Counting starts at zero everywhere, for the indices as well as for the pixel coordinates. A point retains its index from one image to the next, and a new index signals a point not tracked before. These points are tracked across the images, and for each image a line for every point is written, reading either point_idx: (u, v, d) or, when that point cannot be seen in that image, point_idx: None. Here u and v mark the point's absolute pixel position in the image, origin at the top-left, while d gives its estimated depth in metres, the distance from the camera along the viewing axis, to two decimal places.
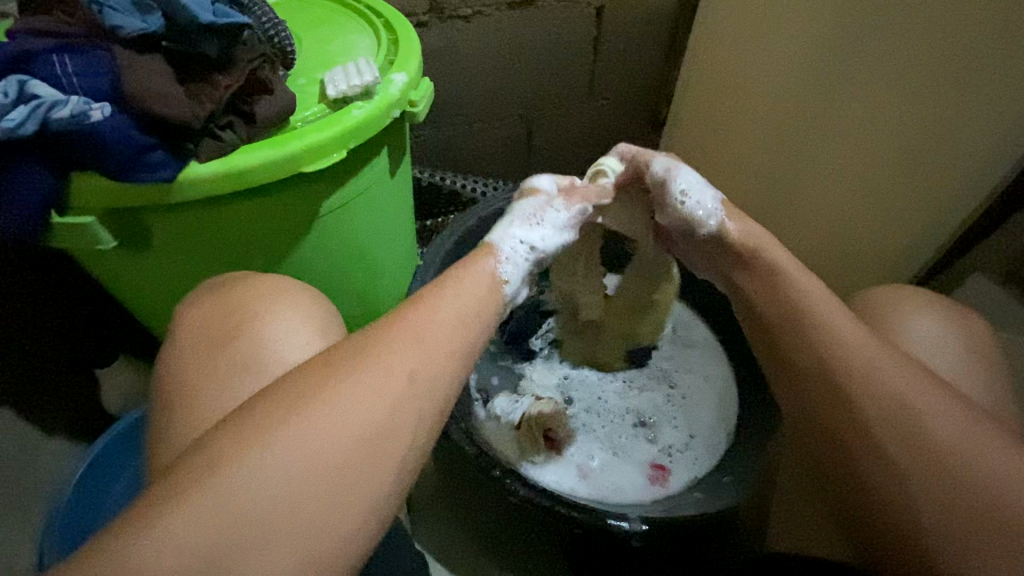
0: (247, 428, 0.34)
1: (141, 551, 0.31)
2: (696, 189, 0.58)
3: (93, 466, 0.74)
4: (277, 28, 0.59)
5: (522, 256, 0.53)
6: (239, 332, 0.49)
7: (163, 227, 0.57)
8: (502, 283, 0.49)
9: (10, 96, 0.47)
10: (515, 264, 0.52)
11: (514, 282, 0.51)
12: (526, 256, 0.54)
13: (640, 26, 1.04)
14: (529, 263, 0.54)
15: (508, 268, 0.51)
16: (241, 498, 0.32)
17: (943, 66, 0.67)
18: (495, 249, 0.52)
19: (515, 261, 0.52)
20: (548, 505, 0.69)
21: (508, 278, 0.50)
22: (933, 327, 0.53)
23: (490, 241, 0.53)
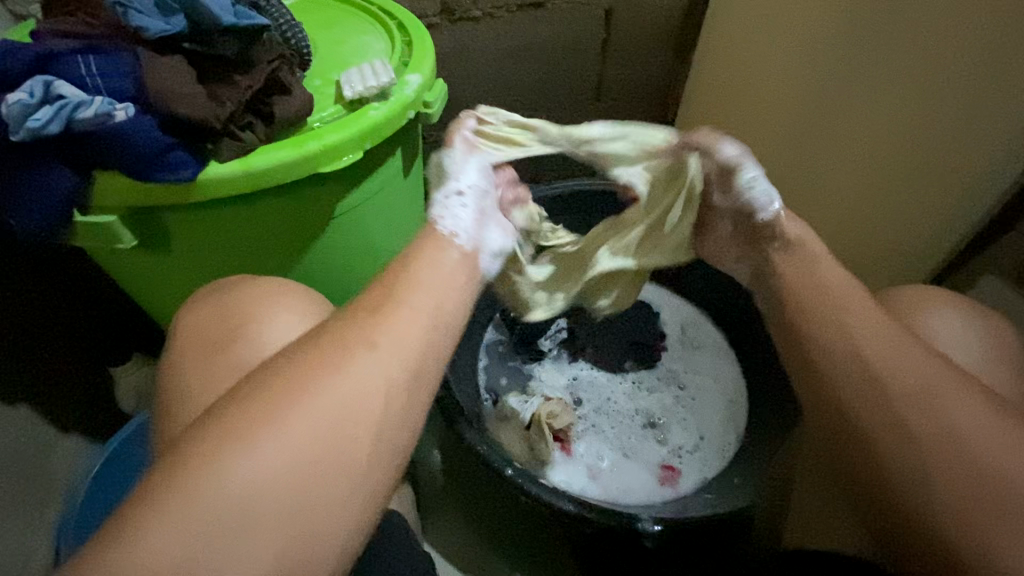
0: (270, 423, 0.35)
1: (169, 543, 0.31)
2: (769, 179, 0.53)
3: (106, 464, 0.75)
4: (294, 29, 0.60)
5: (466, 210, 0.48)
6: (255, 330, 0.50)
7: (181, 226, 0.57)
8: (449, 236, 0.45)
9: (35, 96, 0.47)
10: (459, 218, 0.47)
11: (465, 234, 0.46)
12: (470, 209, 0.48)
13: (649, 27, 1.04)
14: (476, 214, 0.48)
15: (451, 224, 0.46)
16: (266, 492, 0.33)
17: (953, 66, 0.67)
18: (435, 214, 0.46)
19: (458, 215, 0.47)
20: (559, 505, 0.69)
21: (454, 231, 0.45)
22: (950, 329, 0.52)
23: (430, 213, 0.47)
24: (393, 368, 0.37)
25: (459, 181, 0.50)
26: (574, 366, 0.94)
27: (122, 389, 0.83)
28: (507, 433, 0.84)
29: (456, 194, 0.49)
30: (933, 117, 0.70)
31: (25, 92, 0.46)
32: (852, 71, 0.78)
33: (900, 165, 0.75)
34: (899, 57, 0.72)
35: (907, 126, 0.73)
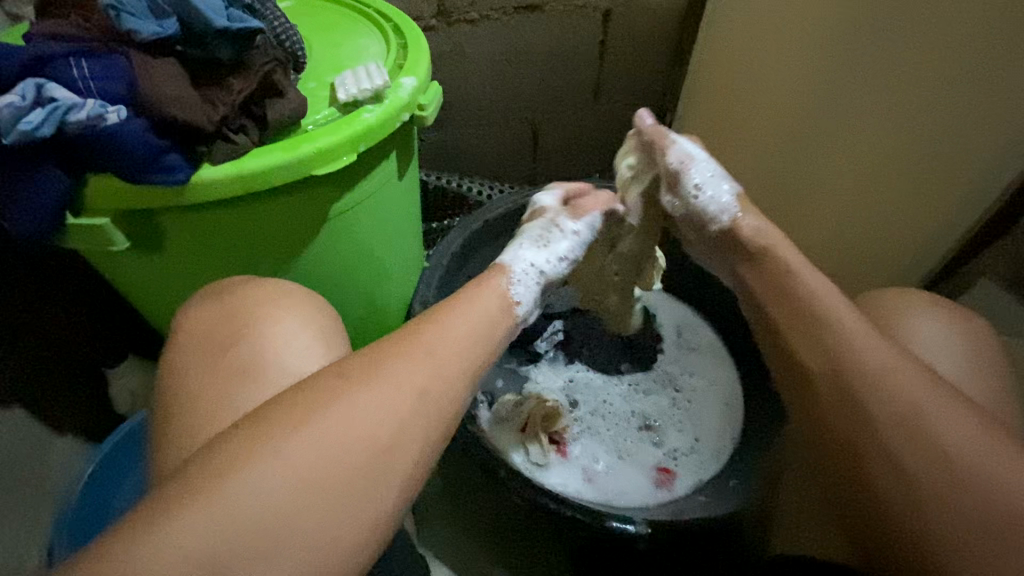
0: None
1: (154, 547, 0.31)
2: (710, 183, 0.62)
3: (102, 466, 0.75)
4: (288, 32, 0.60)
5: (533, 279, 0.57)
6: (251, 334, 0.50)
7: (176, 229, 0.57)
8: (513, 304, 0.52)
9: (27, 99, 0.47)
10: (526, 286, 0.56)
11: (524, 303, 0.54)
12: (537, 279, 0.58)
13: (647, 30, 1.04)
14: (540, 285, 0.58)
15: (520, 289, 0.54)
16: None
17: (949, 72, 0.67)
18: (507, 270, 0.56)
19: (526, 282, 0.56)
20: (555, 509, 0.69)
21: (519, 299, 0.53)
22: (935, 336, 0.53)
23: (502, 262, 0.58)
24: None
25: (548, 256, 0.61)
26: (570, 369, 0.94)
27: (116, 391, 0.85)
28: (504, 436, 0.84)
29: (535, 269, 0.59)
30: (929, 123, 0.71)
31: (17, 95, 0.47)
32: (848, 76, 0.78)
33: (895, 170, 0.75)
34: (895, 63, 0.72)
35: (903, 131, 0.73)
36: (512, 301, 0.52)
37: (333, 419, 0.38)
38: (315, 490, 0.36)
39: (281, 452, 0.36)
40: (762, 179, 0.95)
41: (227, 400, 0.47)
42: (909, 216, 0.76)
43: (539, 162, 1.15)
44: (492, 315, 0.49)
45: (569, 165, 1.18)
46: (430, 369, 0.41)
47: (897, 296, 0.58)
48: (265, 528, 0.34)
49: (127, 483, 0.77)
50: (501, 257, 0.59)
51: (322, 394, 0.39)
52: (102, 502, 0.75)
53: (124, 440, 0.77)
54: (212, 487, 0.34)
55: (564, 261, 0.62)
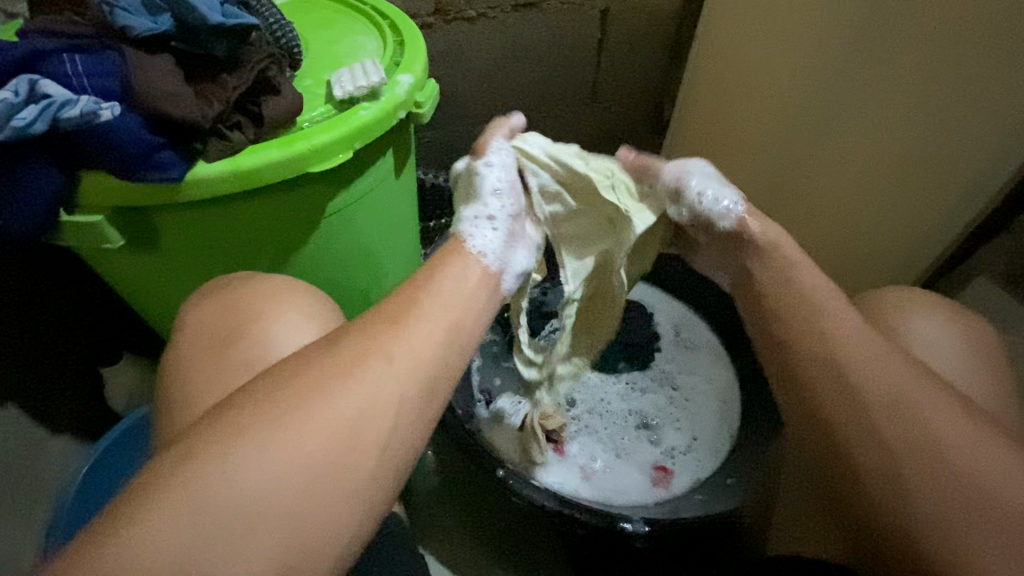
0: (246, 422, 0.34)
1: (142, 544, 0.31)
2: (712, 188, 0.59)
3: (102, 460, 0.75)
4: (284, 29, 0.60)
5: (491, 229, 0.52)
6: (247, 331, 0.50)
7: (171, 226, 0.57)
8: (477, 257, 0.48)
9: (21, 95, 0.47)
10: (485, 237, 0.51)
11: (491, 253, 0.49)
12: (496, 229, 0.53)
13: (643, 29, 1.04)
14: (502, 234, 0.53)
15: (479, 243, 0.50)
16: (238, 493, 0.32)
17: (945, 70, 0.67)
18: (462, 232, 0.51)
19: (484, 236, 0.51)
20: (552, 507, 0.69)
21: (482, 250, 0.49)
22: (933, 333, 0.53)
23: (456, 228, 0.52)
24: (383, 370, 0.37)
25: (487, 204, 0.55)
26: None
27: (111, 389, 0.83)
28: (501, 435, 0.84)
29: (486, 218, 0.53)
30: (925, 121, 0.71)
31: (9, 91, 0.46)
32: (846, 73, 0.78)
33: (892, 167, 0.75)
34: (891, 60, 0.72)
35: (900, 129, 0.73)
36: (472, 253, 0.48)
37: (328, 415, 0.37)
38: (310, 486, 0.35)
39: (276, 447, 0.35)
40: (760, 177, 0.95)
41: (222, 395, 0.46)
42: (906, 214, 0.76)
43: None
44: None
45: None
46: (423, 364, 0.41)
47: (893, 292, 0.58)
48: (260, 523, 0.33)
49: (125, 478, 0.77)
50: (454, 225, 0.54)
51: (319, 390, 0.38)
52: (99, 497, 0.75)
53: (124, 435, 0.77)
54: (205, 483, 0.34)
55: (502, 195, 0.57)
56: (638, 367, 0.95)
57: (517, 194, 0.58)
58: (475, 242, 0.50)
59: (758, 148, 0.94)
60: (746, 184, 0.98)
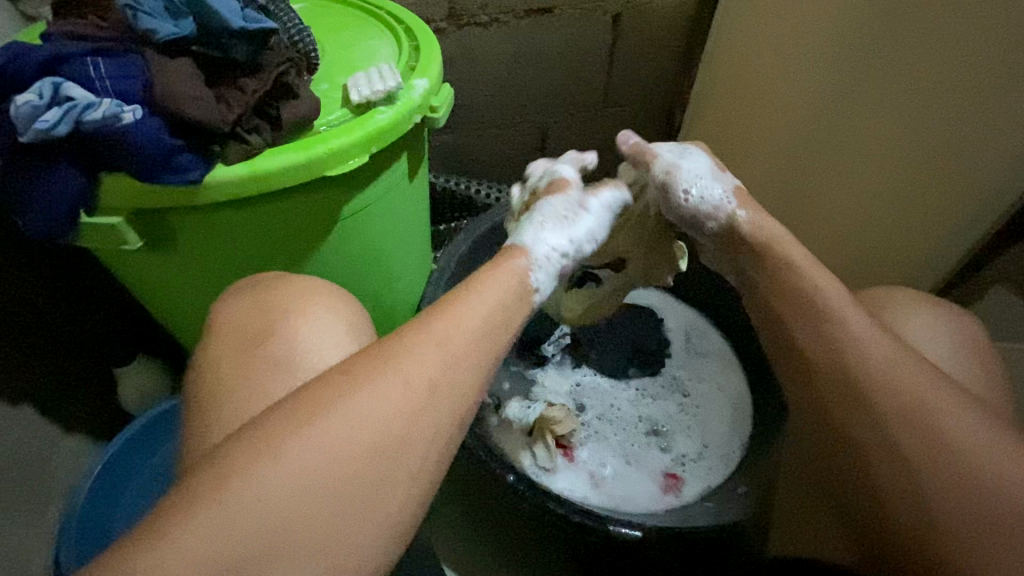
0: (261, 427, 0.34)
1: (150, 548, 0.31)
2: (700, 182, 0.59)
3: (133, 440, 0.77)
4: (302, 33, 0.60)
5: (556, 263, 0.53)
6: (266, 332, 0.50)
7: (188, 228, 0.57)
8: (531, 291, 0.49)
9: (44, 98, 0.47)
10: (547, 272, 0.52)
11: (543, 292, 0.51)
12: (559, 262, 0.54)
13: (656, 34, 1.04)
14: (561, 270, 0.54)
15: (540, 276, 0.51)
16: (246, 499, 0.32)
17: (961, 81, 0.67)
18: (528, 252, 0.51)
19: (547, 267, 0.52)
20: (562, 514, 0.69)
21: (538, 287, 0.50)
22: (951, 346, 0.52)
23: (522, 242, 0.53)
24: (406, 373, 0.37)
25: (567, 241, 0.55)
26: (577, 373, 0.94)
27: (126, 390, 0.84)
28: (510, 439, 0.84)
29: (558, 249, 0.54)
30: (943, 130, 0.70)
31: (34, 93, 0.47)
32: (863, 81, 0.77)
33: (910, 175, 0.75)
34: (910, 68, 0.71)
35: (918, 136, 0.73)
36: (530, 288, 0.49)
37: (353, 417, 0.37)
38: (333, 492, 0.35)
39: (290, 456, 0.35)
40: (772, 184, 0.94)
41: (239, 399, 0.46)
42: (922, 223, 0.75)
43: None
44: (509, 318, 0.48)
45: None
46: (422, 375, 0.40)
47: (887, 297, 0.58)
48: (268, 531, 0.33)
49: (154, 459, 0.78)
50: (519, 234, 0.54)
51: (340, 393, 0.38)
52: (121, 476, 0.76)
53: (162, 416, 0.79)
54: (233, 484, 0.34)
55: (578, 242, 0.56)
56: (648, 374, 0.94)
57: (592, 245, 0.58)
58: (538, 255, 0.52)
59: (772, 153, 0.93)
60: (758, 190, 0.98)
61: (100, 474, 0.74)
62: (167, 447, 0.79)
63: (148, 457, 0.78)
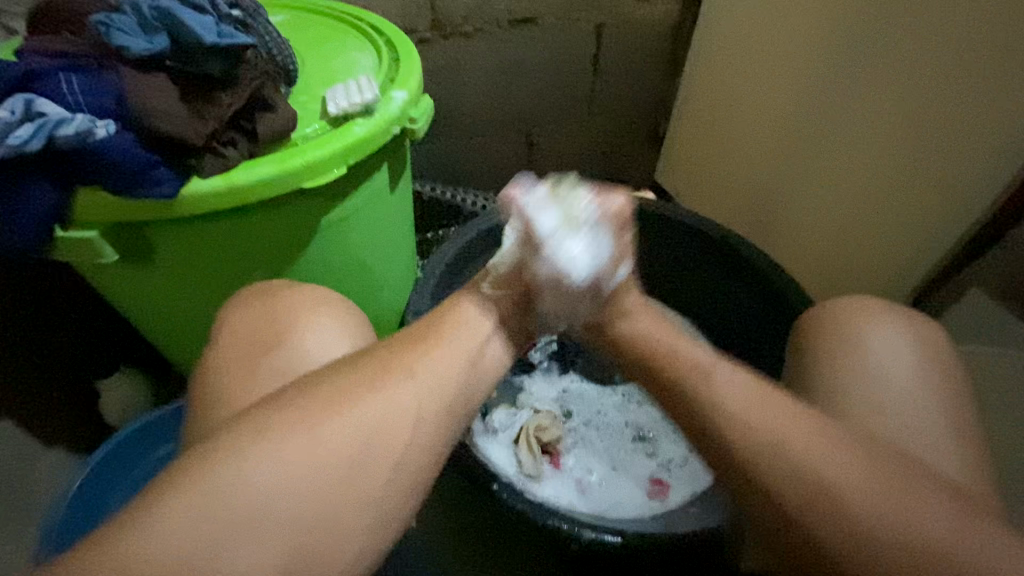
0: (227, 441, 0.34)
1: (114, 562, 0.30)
2: None
3: (125, 444, 0.77)
4: (280, 47, 0.61)
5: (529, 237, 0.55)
6: (244, 344, 0.50)
7: (165, 240, 0.57)
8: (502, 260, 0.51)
9: (17, 114, 0.47)
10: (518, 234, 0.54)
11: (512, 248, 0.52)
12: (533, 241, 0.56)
13: (639, 44, 1.05)
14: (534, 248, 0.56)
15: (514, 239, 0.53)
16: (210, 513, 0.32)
17: (932, 90, 0.68)
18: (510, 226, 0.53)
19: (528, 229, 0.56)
20: (547, 521, 0.69)
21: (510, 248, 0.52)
22: (933, 352, 0.52)
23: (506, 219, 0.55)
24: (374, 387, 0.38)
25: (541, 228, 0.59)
26: (563, 380, 0.94)
27: (107, 405, 0.84)
28: (496, 446, 0.84)
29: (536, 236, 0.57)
30: (916, 136, 0.71)
31: (7, 110, 0.47)
32: (838, 89, 0.79)
33: (886, 180, 0.76)
34: (884, 77, 0.73)
35: (893, 143, 0.74)
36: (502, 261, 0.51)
37: (323, 431, 0.37)
38: (301, 506, 0.35)
39: (256, 472, 0.35)
40: (755, 190, 0.95)
41: (212, 413, 0.46)
42: (901, 228, 0.76)
43: (532, 172, 1.16)
44: (486, 328, 0.48)
45: (563, 175, 1.19)
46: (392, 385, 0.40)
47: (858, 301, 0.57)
48: (233, 549, 0.33)
49: (145, 462, 0.79)
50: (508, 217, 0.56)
51: (311, 407, 0.38)
52: (110, 479, 0.76)
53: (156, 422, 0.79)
54: (199, 498, 0.34)
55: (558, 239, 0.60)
56: (634, 380, 0.95)
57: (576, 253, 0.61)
58: (507, 249, 0.53)
59: (754, 160, 0.95)
60: (741, 196, 0.99)
61: (89, 476, 0.74)
62: (159, 453, 0.79)
63: (139, 461, 0.78)
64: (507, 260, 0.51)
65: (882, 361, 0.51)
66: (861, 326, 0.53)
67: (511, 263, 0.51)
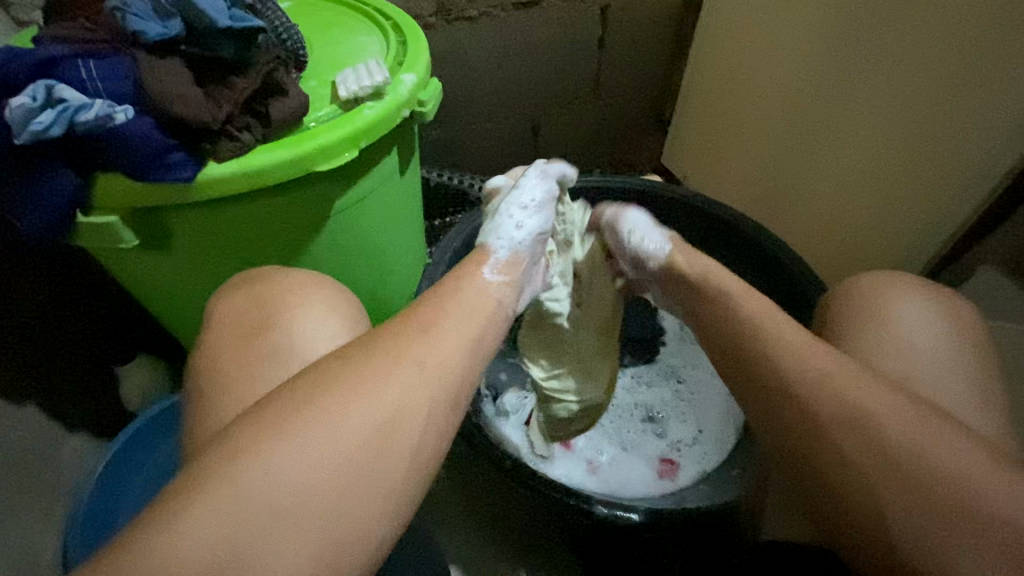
0: None
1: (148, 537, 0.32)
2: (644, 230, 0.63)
3: (140, 433, 0.79)
4: (290, 32, 0.61)
5: (517, 245, 0.56)
6: (262, 327, 0.51)
7: (182, 226, 0.58)
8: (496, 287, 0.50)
9: (38, 100, 0.48)
10: (511, 254, 0.55)
11: (511, 274, 0.53)
12: (520, 243, 0.56)
13: (645, 24, 1.04)
14: (526, 249, 0.56)
15: (503, 262, 0.53)
16: None
17: (944, 64, 0.68)
18: (488, 249, 0.54)
19: (508, 228, 0.57)
20: (558, 499, 0.70)
21: (501, 271, 0.52)
22: (944, 323, 0.52)
23: (482, 242, 0.56)
24: None
25: (509, 217, 0.58)
26: None
27: (128, 389, 0.86)
28: (508, 428, 0.85)
29: (514, 229, 0.57)
30: (926, 113, 0.71)
31: (28, 96, 0.48)
32: (849, 66, 0.78)
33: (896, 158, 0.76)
34: (893, 54, 0.72)
35: (905, 118, 0.73)
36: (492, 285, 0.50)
37: (343, 408, 0.38)
38: (324, 481, 0.36)
39: (279, 448, 0.36)
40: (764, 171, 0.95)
41: (232, 393, 0.47)
42: (911, 204, 0.76)
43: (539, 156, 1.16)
44: (499, 308, 0.49)
45: (569, 159, 1.19)
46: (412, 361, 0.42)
47: (863, 277, 0.57)
48: (257, 525, 0.34)
49: (161, 450, 0.80)
50: (479, 237, 0.57)
51: (330, 382, 0.39)
52: (128, 469, 0.78)
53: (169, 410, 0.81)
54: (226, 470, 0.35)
55: (527, 210, 0.59)
56: (643, 361, 0.96)
57: (545, 209, 0.60)
58: (499, 256, 0.54)
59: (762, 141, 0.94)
60: (751, 174, 0.99)
61: (109, 466, 0.76)
62: (173, 440, 0.81)
63: (155, 449, 0.80)
64: (499, 277, 0.52)
65: (893, 332, 0.51)
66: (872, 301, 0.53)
67: (506, 275, 0.52)
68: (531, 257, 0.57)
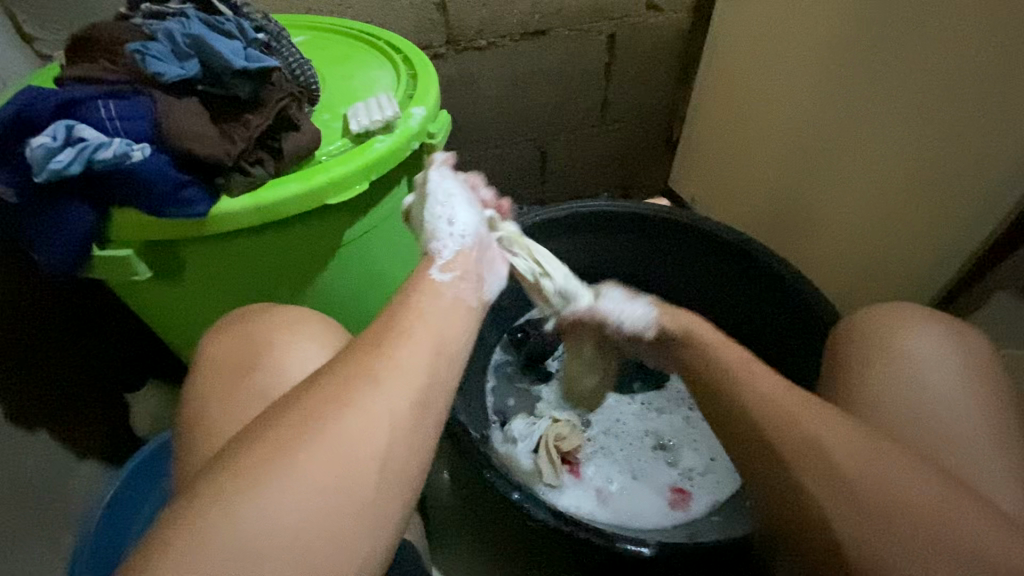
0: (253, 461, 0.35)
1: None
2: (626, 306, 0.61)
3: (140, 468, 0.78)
4: (304, 68, 0.62)
5: (462, 240, 0.51)
6: (269, 360, 0.51)
7: (194, 258, 0.59)
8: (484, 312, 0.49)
9: (58, 139, 0.49)
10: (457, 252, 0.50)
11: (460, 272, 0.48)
12: (465, 238, 0.52)
13: (652, 51, 1.05)
14: (472, 243, 0.52)
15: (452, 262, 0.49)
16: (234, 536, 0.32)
17: (953, 92, 0.68)
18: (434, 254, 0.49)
19: (446, 226, 0.52)
20: (567, 531, 0.68)
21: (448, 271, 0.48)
22: (959, 354, 0.51)
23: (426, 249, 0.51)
24: (396, 401, 0.38)
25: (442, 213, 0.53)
26: None
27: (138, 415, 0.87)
28: (516, 456, 0.84)
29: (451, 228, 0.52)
30: (937, 139, 0.71)
31: (48, 135, 0.49)
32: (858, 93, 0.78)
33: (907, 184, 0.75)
34: (902, 82, 0.72)
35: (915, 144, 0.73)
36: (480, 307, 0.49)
37: None
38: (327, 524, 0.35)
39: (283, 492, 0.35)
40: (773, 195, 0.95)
41: (238, 427, 0.47)
42: (922, 229, 0.75)
43: (546, 180, 1.17)
44: None
45: (577, 182, 1.20)
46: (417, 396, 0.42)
47: (875, 313, 0.55)
48: None
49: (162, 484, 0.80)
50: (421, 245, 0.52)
51: None
52: (129, 506, 0.77)
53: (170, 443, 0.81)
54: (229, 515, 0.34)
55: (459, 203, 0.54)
56: (652, 387, 0.94)
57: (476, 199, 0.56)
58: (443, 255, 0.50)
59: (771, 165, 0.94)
60: (759, 197, 0.99)
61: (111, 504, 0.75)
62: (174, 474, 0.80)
63: (156, 483, 0.79)
64: (447, 275, 0.48)
65: (906, 365, 0.50)
66: (885, 333, 0.52)
67: (457, 271, 0.48)
68: (479, 250, 0.52)
